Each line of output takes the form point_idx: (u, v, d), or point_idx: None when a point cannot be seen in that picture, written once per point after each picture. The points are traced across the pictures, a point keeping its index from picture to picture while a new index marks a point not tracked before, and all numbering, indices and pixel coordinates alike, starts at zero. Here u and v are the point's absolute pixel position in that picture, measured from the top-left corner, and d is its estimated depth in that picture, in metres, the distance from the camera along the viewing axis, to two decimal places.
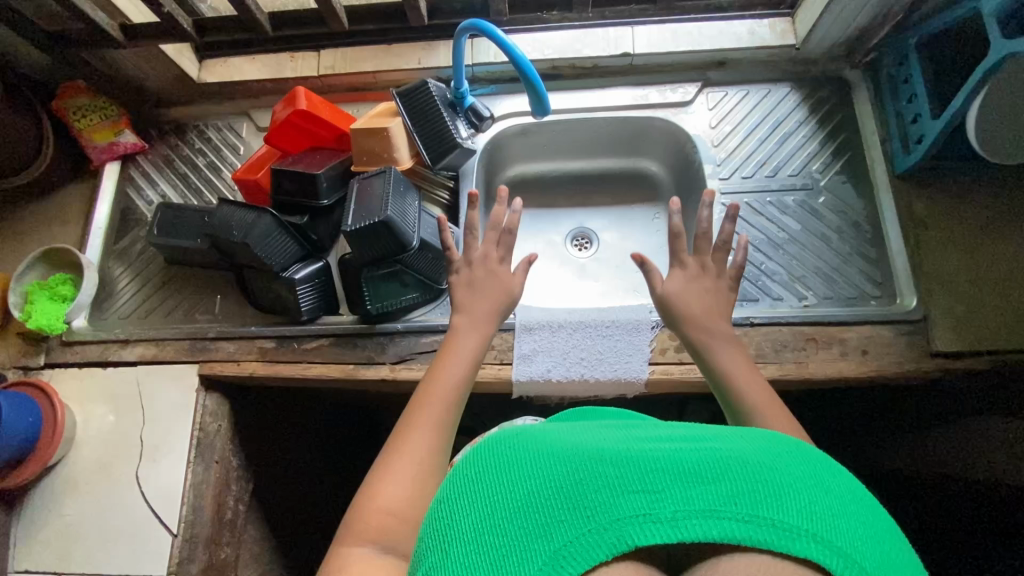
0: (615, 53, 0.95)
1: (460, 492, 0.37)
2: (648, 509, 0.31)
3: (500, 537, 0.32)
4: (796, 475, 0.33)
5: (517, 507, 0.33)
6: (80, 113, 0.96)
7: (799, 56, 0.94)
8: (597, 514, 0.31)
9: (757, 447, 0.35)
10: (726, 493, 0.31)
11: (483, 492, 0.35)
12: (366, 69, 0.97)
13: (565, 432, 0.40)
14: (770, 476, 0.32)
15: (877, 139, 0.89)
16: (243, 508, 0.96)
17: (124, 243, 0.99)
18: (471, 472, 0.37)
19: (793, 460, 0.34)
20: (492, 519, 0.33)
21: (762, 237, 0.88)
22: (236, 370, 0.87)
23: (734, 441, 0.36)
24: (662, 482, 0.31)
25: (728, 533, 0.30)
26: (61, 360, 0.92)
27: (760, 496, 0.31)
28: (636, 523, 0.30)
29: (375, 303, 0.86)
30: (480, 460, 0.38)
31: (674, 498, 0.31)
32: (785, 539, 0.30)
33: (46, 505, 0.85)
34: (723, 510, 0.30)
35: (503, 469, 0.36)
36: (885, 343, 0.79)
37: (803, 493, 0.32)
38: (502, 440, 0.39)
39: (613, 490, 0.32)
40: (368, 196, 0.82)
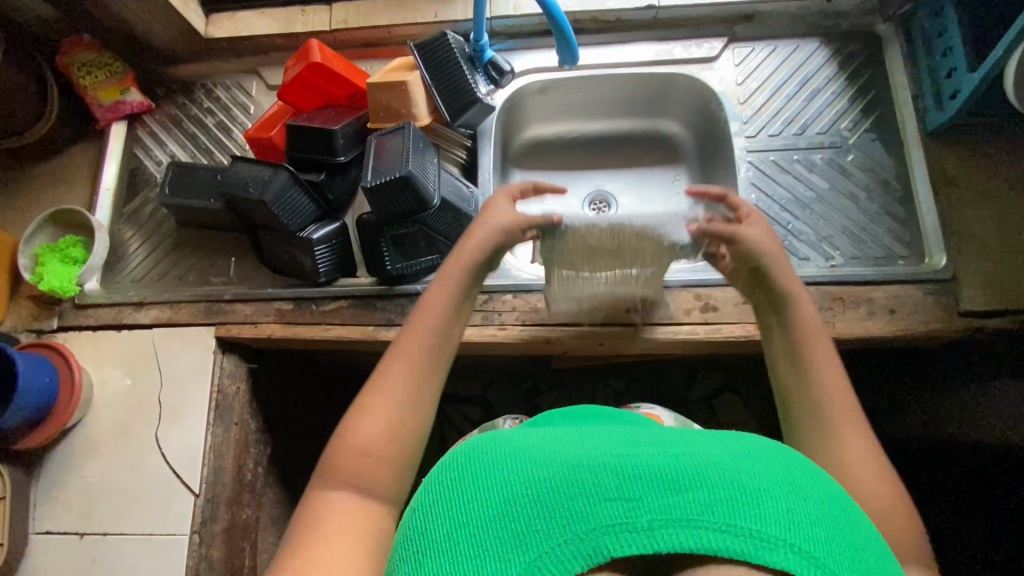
0: (639, 6, 0.91)
1: (442, 495, 0.42)
2: (625, 518, 0.36)
3: (476, 545, 0.37)
4: (770, 484, 0.38)
5: (498, 514, 0.38)
6: (85, 70, 0.93)
7: (830, 9, 0.90)
8: (574, 524, 0.36)
9: (736, 452, 0.40)
10: (702, 502, 0.36)
11: (462, 501, 0.40)
12: (381, 23, 0.93)
13: (548, 433, 0.46)
14: (746, 484, 0.37)
15: (909, 95, 0.86)
16: (263, 471, 0.96)
17: (134, 206, 0.97)
18: (452, 479, 0.43)
19: (770, 470, 0.39)
20: (464, 526, 0.39)
21: (788, 196, 0.86)
22: (254, 332, 0.86)
23: (715, 443, 0.41)
24: (639, 490, 0.37)
25: (704, 543, 0.35)
26: (74, 323, 0.91)
27: (734, 504, 0.36)
28: (610, 532, 0.36)
29: (394, 263, 0.84)
30: (460, 466, 0.43)
31: (649, 507, 0.36)
32: (761, 549, 0.34)
33: (65, 468, 0.85)
34: (699, 521, 0.35)
35: (482, 475, 0.41)
36: (913, 301, 0.78)
37: (776, 502, 0.36)
38: (485, 446, 0.44)
39: (593, 501, 0.37)
40: (386, 152, 0.80)
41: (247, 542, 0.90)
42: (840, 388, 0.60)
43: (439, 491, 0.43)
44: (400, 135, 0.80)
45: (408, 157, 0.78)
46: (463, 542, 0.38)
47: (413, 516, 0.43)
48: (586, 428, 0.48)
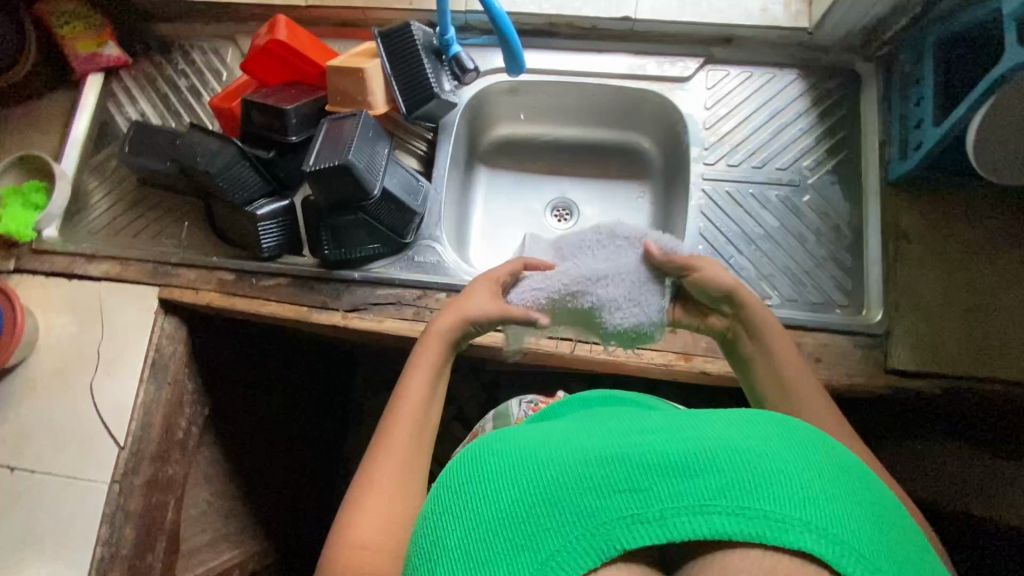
0: (616, 16, 0.89)
1: (459, 493, 0.44)
2: (635, 510, 0.37)
3: (494, 542, 0.39)
4: (782, 460, 0.38)
5: (513, 514, 0.39)
6: (63, 19, 0.95)
7: (811, 42, 0.88)
8: (584, 519, 0.37)
9: (743, 433, 0.40)
10: (713, 488, 0.37)
11: (475, 503, 0.41)
12: (355, 4, 0.92)
13: (560, 429, 0.46)
14: (754, 465, 0.37)
15: (877, 141, 0.84)
16: (197, 430, 0.99)
17: (101, 157, 0.99)
18: (465, 481, 0.44)
19: (779, 447, 0.39)
20: (476, 532, 0.40)
21: (736, 229, 0.84)
22: (195, 298, 0.88)
23: (723, 425, 0.41)
24: (649, 481, 0.37)
25: (717, 527, 0.36)
26: (29, 267, 0.93)
27: (743, 488, 0.36)
28: (622, 525, 0.37)
29: (333, 248, 0.85)
30: (474, 465, 0.44)
31: (661, 497, 0.37)
32: (776, 530, 0.35)
33: (3, 404, 0.88)
34: (712, 507, 0.36)
35: (495, 476, 0.42)
36: (840, 353, 0.77)
37: (788, 482, 0.37)
38: (494, 448, 0.45)
39: (601, 494, 0.38)
40: (333, 137, 0.80)
41: (172, 496, 0.94)
42: (801, 377, 0.62)
43: (455, 489, 0.44)
44: (348, 122, 0.81)
45: (352, 144, 0.78)
46: (480, 542, 0.39)
47: (428, 522, 0.45)
48: (600, 421, 0.49)
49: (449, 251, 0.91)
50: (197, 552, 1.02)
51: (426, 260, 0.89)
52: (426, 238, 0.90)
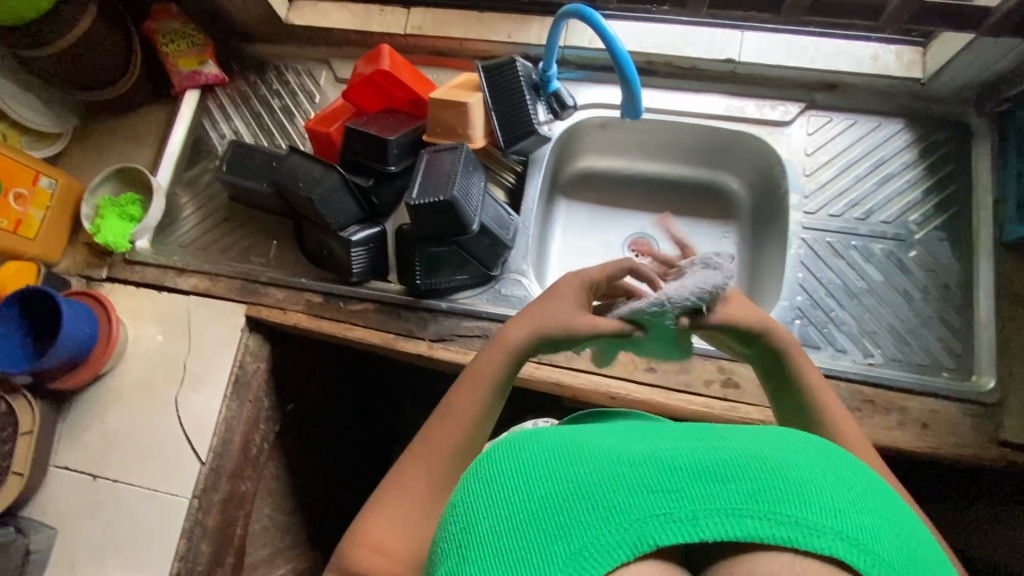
0: (718, 58, 0.88)
1: (471, 495, 0.36)
2: (668, 509, 0.31)
3: (515, 539, 0.32)
4: (817, 473, 0.33)
5: (530, 512, 0.33)
6: (169, 38, 0.97)
7: (921, 92, 0.85)
8: (614, 515, 0.31)
9: (774, 445, 0.35)
10: (743, 493, 0.31)
11: (489, 499, 0.35)
12: (454, 35, 0.93)
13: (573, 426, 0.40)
14: (787, 472, 0.32)
15: (990, 198, 0.81)
16: (268, 446, 0.99)
17: (194, 173, 1.01)
18: (475, 479, 0.38)
19: (812, 458, 0.34)
20: (495, 533, 0.33)
21: (837, 282, 0.82)
22: (282, 318, 0.89)
23: (746, 433, 0.36)
24: (680, 482, 0.31)
25: (748, 531, 0.30)
26: (121, 277, 0.95)
27: (776, 493, 0.31)
28: (654, 523, 0.30)
29: (424, 277, 0.86)
30: (480, 465, 0.38)
31: (694, 497, 0.31)
32: (808, 536, 0.30)
33: (91, 412, 0.90)
34: (744, 509, 0.30)
35: (506, 470, 0.36)
36: (947, 420, 0.74)
37: (824, 491, 0.31)
38: (503, 442, 0.39)
39: (631, 491, 0.31)
40: (435, 168, 0.80)
41: (242, 512, 0.94)
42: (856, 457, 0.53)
43: (471, 486, 0.37)
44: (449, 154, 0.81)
45: (456, 175, 0.78)
46: (510, 533, 0.32)
47: (449, 518, 0.37)
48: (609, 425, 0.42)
49: (535, 285, 0.90)
50: (258, 567, 1.02)
51: (513, 294, 0.88)
52: (512, 271, 0.90)
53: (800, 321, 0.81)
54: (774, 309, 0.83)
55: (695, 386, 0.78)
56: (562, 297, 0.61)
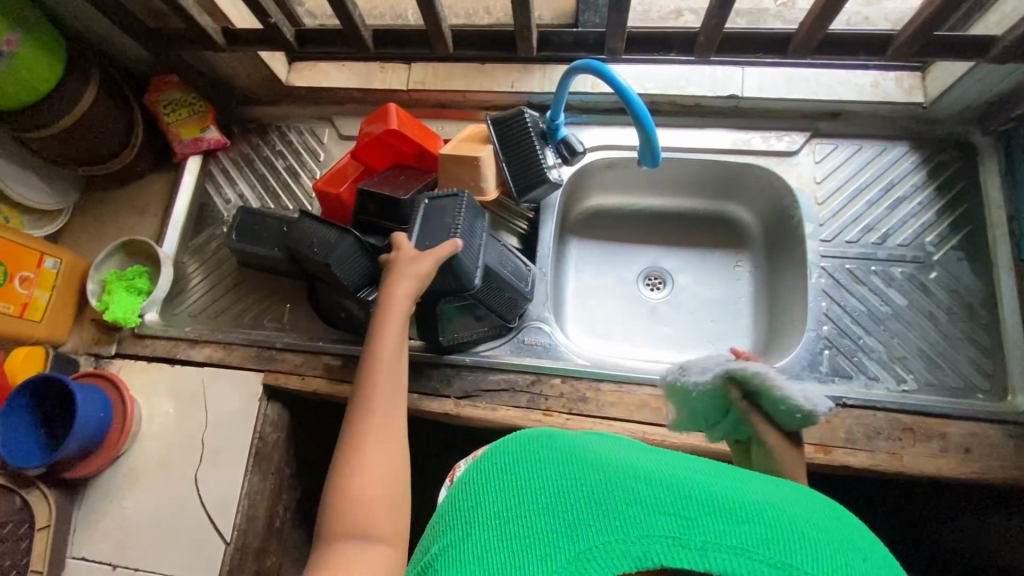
0: (722, 94, 0.89)
1: (500, 484, 0.44)
2: (678, 533, 0.36)
3: (535, 523, 0.39)
4: (824, 532, 0.38)
5: (554, 507, 0.40)
6: (170, 108, 0.96)
7: (923, 115, 0.86)
8: (629, 529, 0.37)
9: (788, 500, 0.40)
10: (754, 537, 0.36)
11: (516, 489, 0.42)
12: (457, 87, 0.93)
13: (610, 446, 0.47)
14: (798, 528, 0.37)
15: (1003, 216, 0.82)
16: (292, 515, 0.96)
17: (201, 239, 0.99)
18: (506, 466, 0.45)
19: (820, 522, 0.39)
20: (518, 509, 0.41)
21: (861, 309, 0.82)
22: (301, 384, 0.87)
23: (770, 489, 0.41)
24: (694, 512, 0.37)
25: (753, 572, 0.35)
26: (131, 351, 0.93)
27: (783, 544, 0.36)
28: (663, 544, 0.36)
29: (446, 334, 0.84)
30: (515, 460, 0.45)
31: (704, 530, 0.36)
32: None
33: (107, 497, 0.86)
34: (753, 551, 0.35)
35: (545, 466, 0.43)
36: (989, 443, 0.73)
37: (833, 554, 0.36)
38: (548, 444, 0.46)
39: (648, 508, 0.38)
40: (436, 218, 0.76)
41: None
42: None
43: (501, 472, 0.45)
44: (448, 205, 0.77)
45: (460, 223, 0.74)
46: (518, 521, 0.40)
47: (461, 497, 0.46)
48: (646, 448, 0.49)
49: (557, 331, 0.89)
50: None
51: (535, 342, 0.87)
52: (533, 319, 0.88)
53: (829, 351, 0.80)
54: (801, 340, 0.82)
55: None
56: (410, 262, 0.70)
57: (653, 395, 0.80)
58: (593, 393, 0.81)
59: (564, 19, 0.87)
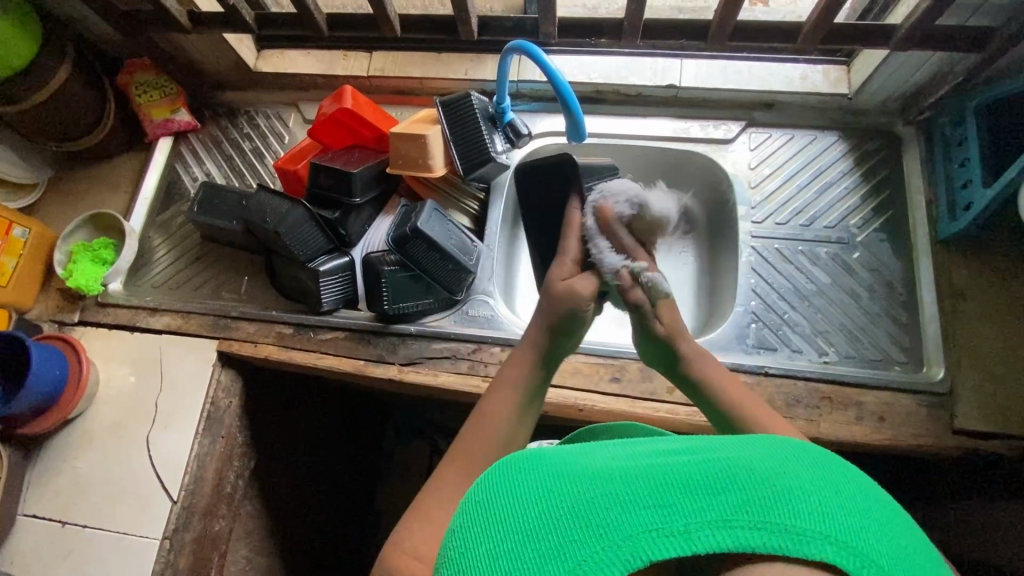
0: (661, 84, 0.94)
1: (475, 518, 0.41)
2: (660, 523, 0.34)
3: (517, 560, 0.36)
4: (800, 478, 0.36)
5: (539, 530, 0.37)
6: (142, 89, 1.02)
7: (850, 106, 0.92)
8: (609, 532, 0.35)
9: (756, 455, 0.38)
10: (733, 504, 0.34)
11: (497, 519, 0.40)
12: (413, 74, 0.98)
13: (583, 450, 0.44)
14: (773, 481, 0.35)
15: (922, 200, 0.86)
16: (244, 483, 0.98)
17: (167, 216, 1.03)
18: (481, 499, 0.43)
19: (798, 470, 0.37)
20: (505, 544, 0.38)
21: (788, 286, 0.86)
22: (253, 351, 0.90)
23: (737, 447, 0.40)
24: (672, 497, 0.35)
25: (743, 542, 0.33)
26: (94, 319, 0.96)
27: (765, 504, 0.34)
28: (648, 537, 0.34)
29: (392, 302, 0.87)
30: (494, 496, 0.42)
31: (685, 511, 0.34)
32: (800, 543, 0.32)
33: (61, 458, 0.89)
34: (735, 520, 0.33)
35: (521, 493, 0.40)
36: (904, 412, 0.76)
37: (812, 495, 0.35)
38: (520, 465, 0.43)
39: (623, 507, 0.36)
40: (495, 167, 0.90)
41: (217, 553, 0.92)
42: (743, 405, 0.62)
43: (479, 505, 0.42)
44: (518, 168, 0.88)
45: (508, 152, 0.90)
46: (506, 555, 0.37)
47: (451, 540, 0.42)
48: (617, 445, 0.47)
49: (501, 306, 0.93)
50: None
51: (478, 314, 0.90)
52: (479, 293, 0.92)
53: (756, 325, 0.84)
54: (731, 315, 0.86)
55: (658, 395, 0.80)
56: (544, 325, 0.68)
57: (587, 364, 0.83)
58: None
59: (513, 11, 0.92)
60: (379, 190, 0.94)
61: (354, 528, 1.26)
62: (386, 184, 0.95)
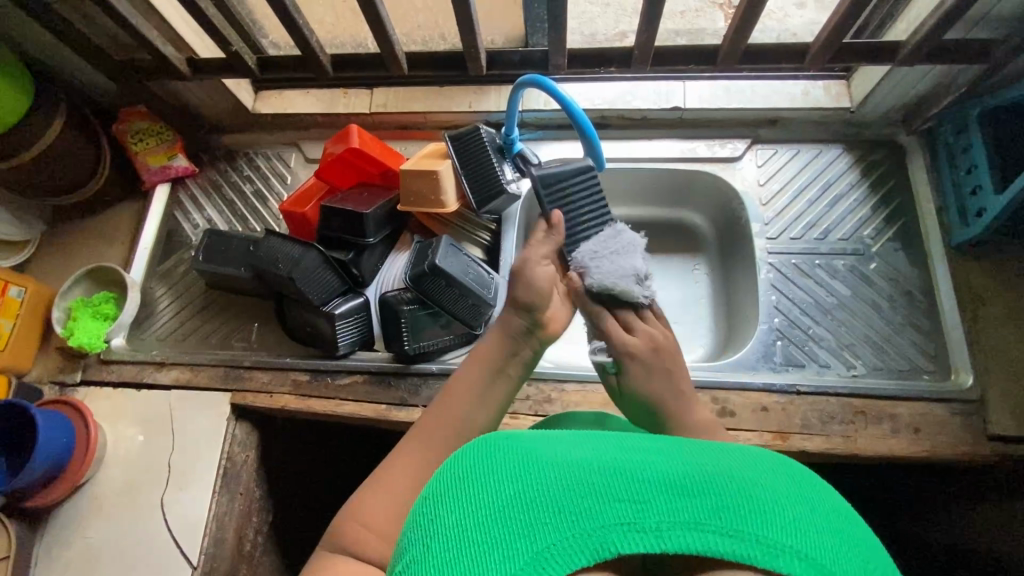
0: (666, 107, 0.94)
1: (445, 486, 0.38)
2: (633, 518, 0.34)
3: (484, 534, 0.34)
4: (778, 495, 0.35)
5: (508, 504, 0.35)
6: (138, 137, 0.99)
7: (853, 119, 0.93)
8: (584, 520, 0.34)
9: (737, 466, 0.37)
10: (707, 509, 0.34)
11: (470, 491, 0.36)
12: (417, 109, 0.98)
13: (558, 436, 0.42)
14: (751, 492, 0.35)
15: (932, 208, 0.87)
16: (263, 540, 0.94)
17: (167, 265, 1.00)
18: (451, 472, 0.39)
19: (775, 480, 0.37)
20: (472, 514, 0.35)
21: (809, 300, 0.86)
22: (269, 401, 0.87)
23: (718, 455, 0.39)
24: (647, 493, 0.34)
25: (710, 546, 0.33)
26: (97, 378, 0.92)
27: (739, 512, 0.34)
28: (618, 530, 0.33)
29: (412, 342, 0.85)
30: (464, 469, 0.38)
31: (657, 509, 0.34)
32: (771, 556, 0.32)
33: (69, 528, 0.84)
34: (708, 524, 0.33)
35: (496, 467, 0.37)
36: (938, 421, 0.76)
37: (787, 510, 0.34)
38: (499, 440, 0.40)
39: (601, 498, 0.34)
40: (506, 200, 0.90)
41: None
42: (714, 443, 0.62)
43: (448, 479, 0.38)
44: None
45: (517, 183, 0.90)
46: (473, 528, 0.34)
47: (418, 507, 0.39)
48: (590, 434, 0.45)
49: None
50: None
51: None
52: None
53: (781, 342, 0.84)
54: (755, 333, 0.86)
55: None
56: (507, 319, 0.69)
57: None
58: (558, 395, 0.82)
59: (515, 42, 0.93)
60: (391, 229, 0.92)
61: None
62: (397, 221, 0.93)
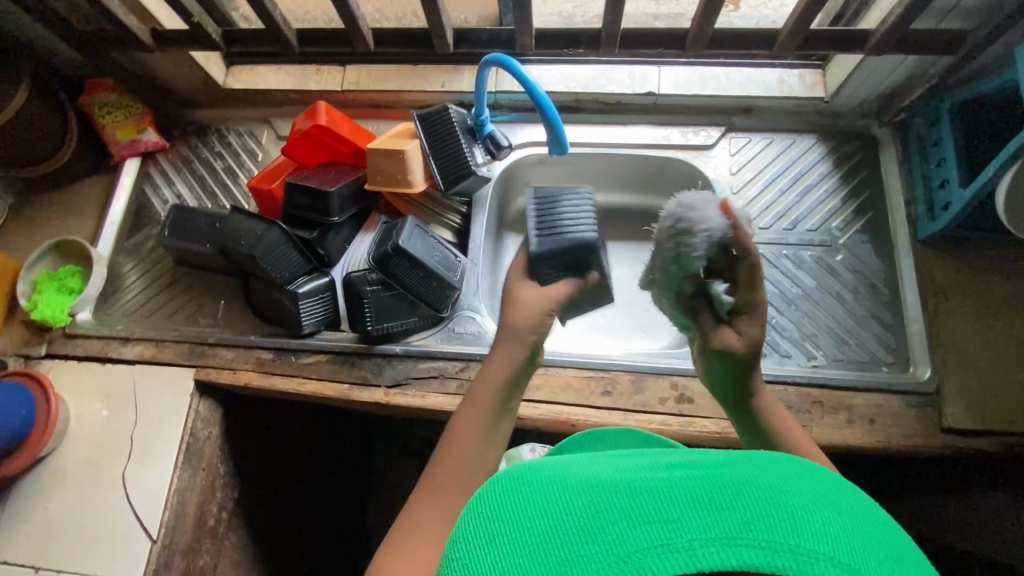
0: (639, 91, 0.93)
1: (477, 527, 0.37)
2: (666, 539, 0.30)
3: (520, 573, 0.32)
4: (806, 497, 0.32)
5: (541, 539, 0.33)
6: (105, 109, 0.98)
7: (827, 109, 0.92)
8: (616, 546, 0.31)
9: (762, 470, 0.34)
10: (737, 520, 0.30)
11: (501, 530, 0.35)
12: (389, 88, 0.97)
13: (586, 463, 0.40)
14: (782, 500, 0.31)
15: (900, 201, 0.87)
16: (228, 516, 0.94)
17: (136, 240, 1.00)
18: (482, 509, 0.39)
19: (801, 483, 0.33)
20: (509, 554, 0.34)
21: (775, 291, 0.86)
22: (232, 378, 0.87)
23: (745, 462, 0.35)
24: (676, 510, 0.31)
25: (745, 560, 0.29)
26: (61, 351, 0.92)
27: (769, 519, 0.30)
28: (652, 554, 0.30)
29: (375, 323, 0.85)
30: (501, 505, 0.37)
31: (690, 526, 0.30)
32: (805, 564, 0.29)
33: (31, 499, 0.85)
34: (739, 536, 0.29)
35: (522, 504, 0.36)
36: (893, 413, 0.76)
37: (816, 514, 0.31)
38: (523, 475, 0.39)
39: (631, 522, 0.31)
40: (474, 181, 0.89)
41: None
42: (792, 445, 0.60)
43: (479, 518, 0.38)
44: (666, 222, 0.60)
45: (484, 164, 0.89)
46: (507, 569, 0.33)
47: (453, 550, 0.38)
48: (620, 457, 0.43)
49: (488, 321, 0.91)
50: None
51: (465, 331, 0.89)
52: (465, 309, 0.91)
53: None
54: None
55: (649, 407, 0.79)
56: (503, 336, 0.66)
57: (577, 377, 0.82)
58: None
59: (489, 21, 0.91)
60: (358, 208, 0.91)
61: (345, 552, 1.22)
62: (364, 201, 0.93)
